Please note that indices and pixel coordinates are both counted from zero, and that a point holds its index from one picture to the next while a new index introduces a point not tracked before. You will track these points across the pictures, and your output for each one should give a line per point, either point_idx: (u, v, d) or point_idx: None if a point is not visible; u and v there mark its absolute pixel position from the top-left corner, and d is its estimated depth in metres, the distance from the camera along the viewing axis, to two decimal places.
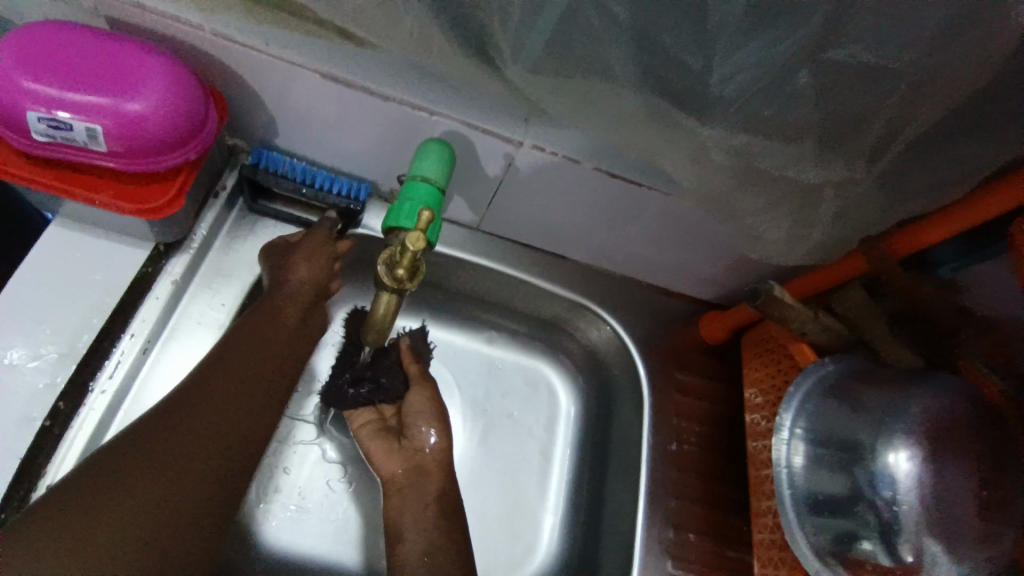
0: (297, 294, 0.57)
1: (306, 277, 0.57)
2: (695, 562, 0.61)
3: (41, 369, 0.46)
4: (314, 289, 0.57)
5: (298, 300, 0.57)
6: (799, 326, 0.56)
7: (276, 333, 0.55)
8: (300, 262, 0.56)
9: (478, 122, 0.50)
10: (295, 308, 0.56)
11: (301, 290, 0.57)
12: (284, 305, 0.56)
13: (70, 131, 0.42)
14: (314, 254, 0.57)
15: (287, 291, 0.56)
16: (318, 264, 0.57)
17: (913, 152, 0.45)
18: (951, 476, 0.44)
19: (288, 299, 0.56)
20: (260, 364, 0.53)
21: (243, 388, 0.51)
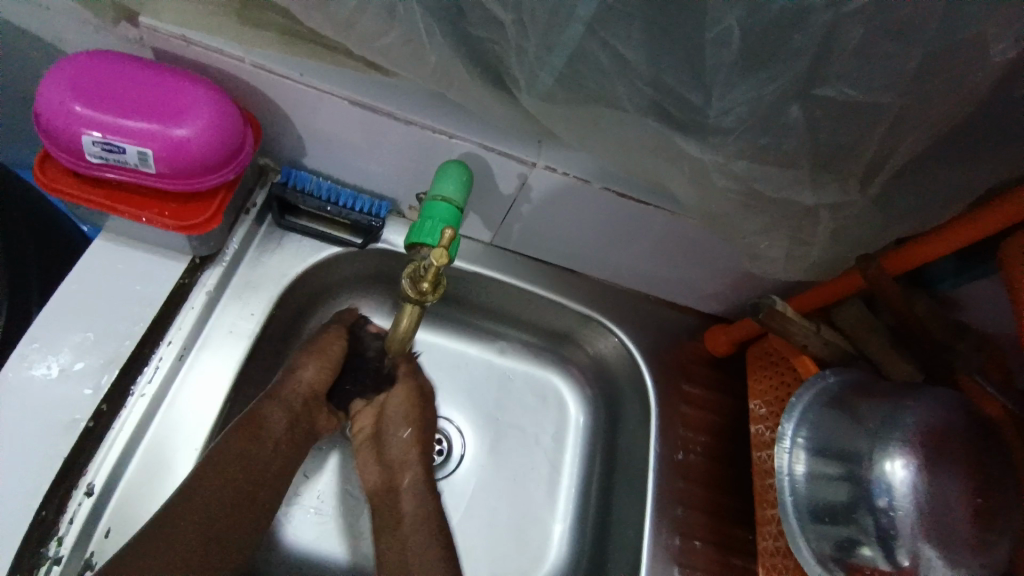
0: (285, 410, 0.57)
1: (305, 383, 0.58)
2: (701, 570, 0.62)
3: (86, 373, 0.49)
4: (309, 395, 0.58)
5: (285, 411, 0.56)
6: (801, 339, 0.58)
7: (261, 446, 0.54)
8: (307, 361, 0.59)
9: (495, 144, 0.54)
10: (282, 425, 0.56)
11: (291, 404, 0.57)
12: (270, 420, 0.55)
13: (123, 154, 0.46)
14: (325, 355, 0.60)
15: (276, 412, 0.56)
16: (326, 362, 0.59)
17: (905, 174, 0.47)
18: (946, 483, 0.46)
19: (276, 413, 0.56)
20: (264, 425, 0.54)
21: (242, 477, 0.52)
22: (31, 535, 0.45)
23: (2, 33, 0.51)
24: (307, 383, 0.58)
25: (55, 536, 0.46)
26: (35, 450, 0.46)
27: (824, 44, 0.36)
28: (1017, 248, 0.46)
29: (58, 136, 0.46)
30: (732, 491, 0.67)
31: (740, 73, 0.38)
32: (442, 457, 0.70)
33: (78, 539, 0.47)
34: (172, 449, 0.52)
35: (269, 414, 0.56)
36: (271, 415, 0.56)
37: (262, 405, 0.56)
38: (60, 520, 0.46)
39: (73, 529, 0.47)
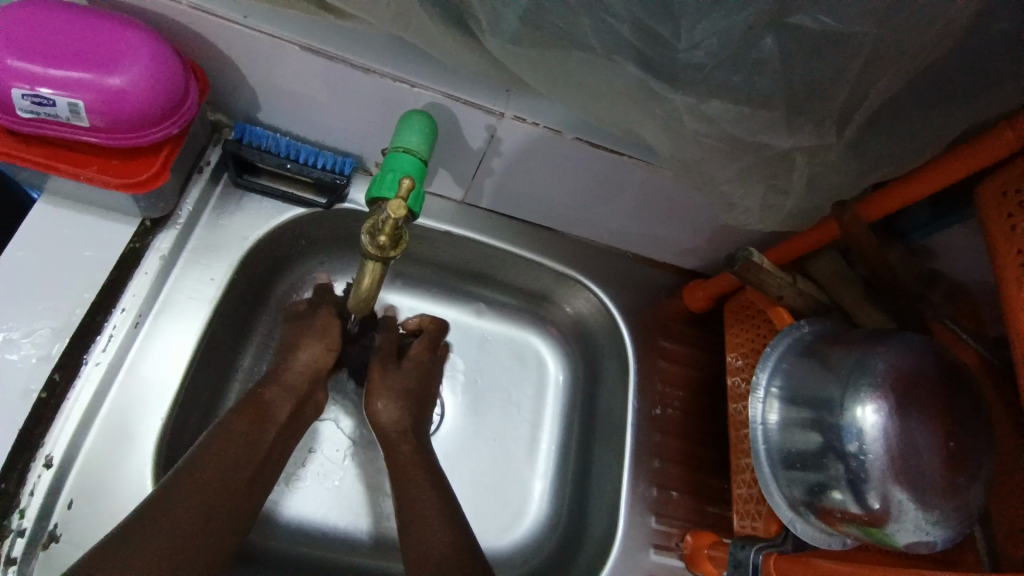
0: (292, 394, 0.56)
1: (307, 363, 0.57)
2: (677, 519, 0.64)
3: (36, 346, 0.47)
4: (314, 375, 0.57)
5: (288, 395, 0.56)
6: (776, 291, 0.57)
7: (266, 430, 0.53)
8: (308, 343, 0.58)
9: (460, 94, 0.51)
10: (286, 405, 0.55)
11: (295, 385, 0.56)
12: (275, 404, 0.54)
13: (53, 106, 0.42)
14: (325, 334, 0.59)
15: (281, 394, 0.55)
16: (329, 342, 0.59)
17: (881, 117, 0.46)
18: (916, 428, 0.46)
19: (278, 395, 0.55)
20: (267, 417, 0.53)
21: (245, 457, 0.50)
22: None
23: None
24: (319, 364, 0.58)
25: (18, 508, 0.45)
26: None
27: None
28: (992, 188, 0.46)
29: None
30: (708, 443, 0.68)
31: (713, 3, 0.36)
32: None
33: (41, 511, 0.46)
34: (136, 417, 0.51)
35: (271, 394, 0.55)
36: (276, 397, 0.55)
37: (264, 388, 0.55)
38: (22, 492, 0.45)
39: (35, 500, 0.45)
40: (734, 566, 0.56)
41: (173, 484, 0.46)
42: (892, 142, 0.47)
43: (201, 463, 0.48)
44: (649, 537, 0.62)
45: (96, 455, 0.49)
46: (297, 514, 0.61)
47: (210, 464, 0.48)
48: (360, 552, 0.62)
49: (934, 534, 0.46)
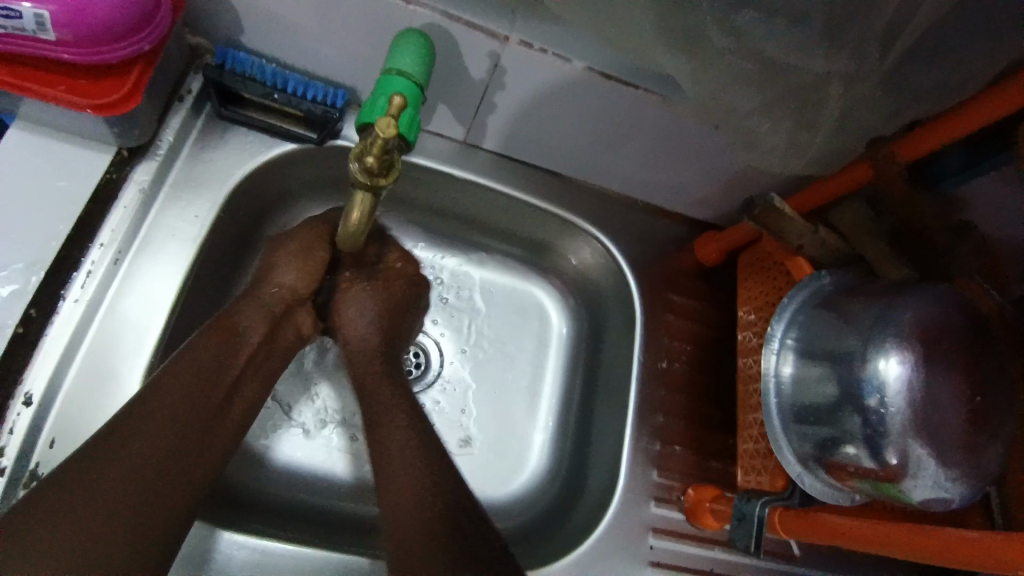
0: (266, 314, 0.51)
1: (280, 286, 0.52)
2: (679, 473, 0.62)
3: (6, 281, 0.44)
4: (289, 298, 0.53)
5: (263, 313, 0.51)
6: (795, 239, 0.54)
7: (239, 351, 0.49)
8: (290, 261, 0.53)
9: (460, 14, 0.46)
10: (260, 329, 0.51)
11: (267, 306, 0.52)
12: (245, 322, 0.50)
13: (17, 17, 0.38)
14: (306, 256, 0.53)
15: (253, 313, 0.51)
16: (308, 265, 0.53)
17: (930, 40, 0.41)
18: (941, 381, 0.43)
19: (252, 313, 0.51)
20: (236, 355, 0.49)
21: (212, 397, 0.46)
22: None
23: None
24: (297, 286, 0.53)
25: None
26: None
27: None
28: None
29: None
30: (713, 399, 0.66)
31: None
32: (420, 370, 0.68)
33: (21, 450, 0.44)
34: (118, 358, 0.48)
35: (221, 340, 0.48)
36: (246, 318, 0.50)
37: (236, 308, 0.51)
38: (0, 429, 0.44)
39: (15, 438, 0.44)
40: (736, 518, 0.54)
41: (127, 421, 0.43)
42: (938, 69, 0.43)
43: (156, 403, 0.44)
44: (649, 491, 0.61)
45: (77, 396, 0.47)
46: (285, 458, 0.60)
47: (165, 416, 0.44)
48: (356, 497, 0.61)
49: (951, 491, 0.44)
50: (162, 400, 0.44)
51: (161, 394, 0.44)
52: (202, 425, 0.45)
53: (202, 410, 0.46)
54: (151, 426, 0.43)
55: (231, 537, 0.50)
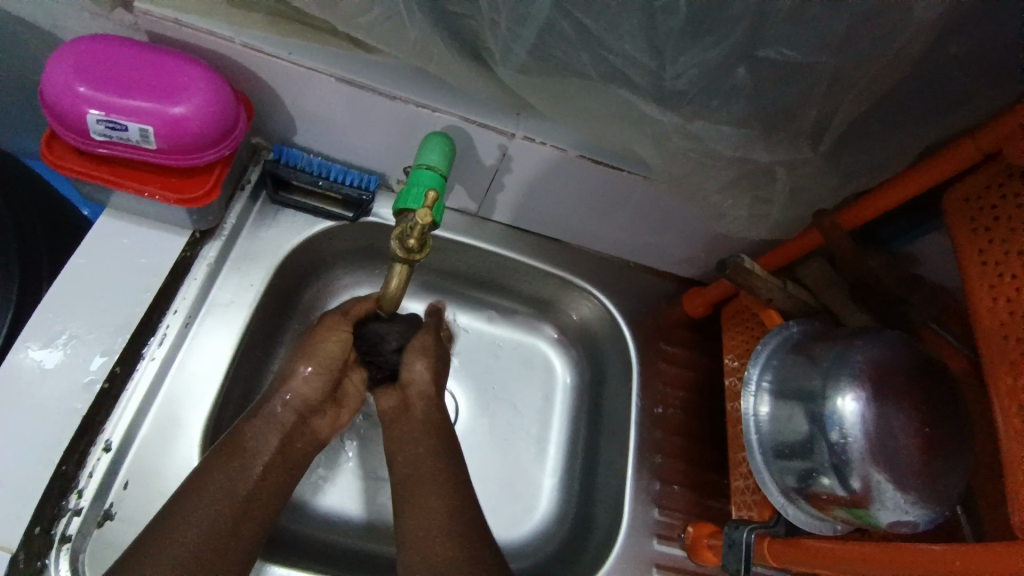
0: (275, 429, 0.54)
1: (290, 399, 0.56)
2: (680, 510, 0.67)
3: (98, 342, 0.52)
4: (301, 408, 0.56)
5: (273, 432, 0.54)
6: (766, 293, 0.62)
7: (261, 450, 0.53)
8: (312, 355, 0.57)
9: (475, 117, 0.56)
10: (274, 444, 0.54)
11: (282, 423, 0.55)
12: (259, 438, 0.53)
13: (125, 131, 0.48)
14: (317, 354, 0.57)
15: (261, 427, 0.54)
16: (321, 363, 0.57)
17: (854, 133, 0.51)
18: (892, 415, 0.49)
19: (262, 432, 0.54)
20: (266, 442, 0.54)
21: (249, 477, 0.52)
22: (52, 488, 0.48)
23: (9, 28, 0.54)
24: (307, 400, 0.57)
25: (76, 488, 0.49)
26: (51, 413, 0.49)
27: (759, 9, 0.39)
28: (955, 197, 0.49)
29: (63, 114, 0.48)
30: (708, 440, 0.72)
31: (690, 35, 0.42)
32: None
33: (97, 491, 0.50)
34: (183, 409, 0.56)
35: (253, 432, 0.53)
36: (256, 436, 0.53)
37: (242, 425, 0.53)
38: (81, 473, 0.50)
39: (93, 481, 0.50)
40: (729, 544, 0.58)
41: (184, 501, 0.49)
42: (864, 155, 0.52)
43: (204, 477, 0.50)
44: (652, 527, 0.66)
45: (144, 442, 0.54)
46: (327, 493, 0.66)
47: (205, 494, 0.49)
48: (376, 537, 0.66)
49: (914, 513, 0.49)
50: (206, 482, 0.50)
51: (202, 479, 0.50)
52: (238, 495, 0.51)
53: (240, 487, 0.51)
54: (205, 498, 0.49)
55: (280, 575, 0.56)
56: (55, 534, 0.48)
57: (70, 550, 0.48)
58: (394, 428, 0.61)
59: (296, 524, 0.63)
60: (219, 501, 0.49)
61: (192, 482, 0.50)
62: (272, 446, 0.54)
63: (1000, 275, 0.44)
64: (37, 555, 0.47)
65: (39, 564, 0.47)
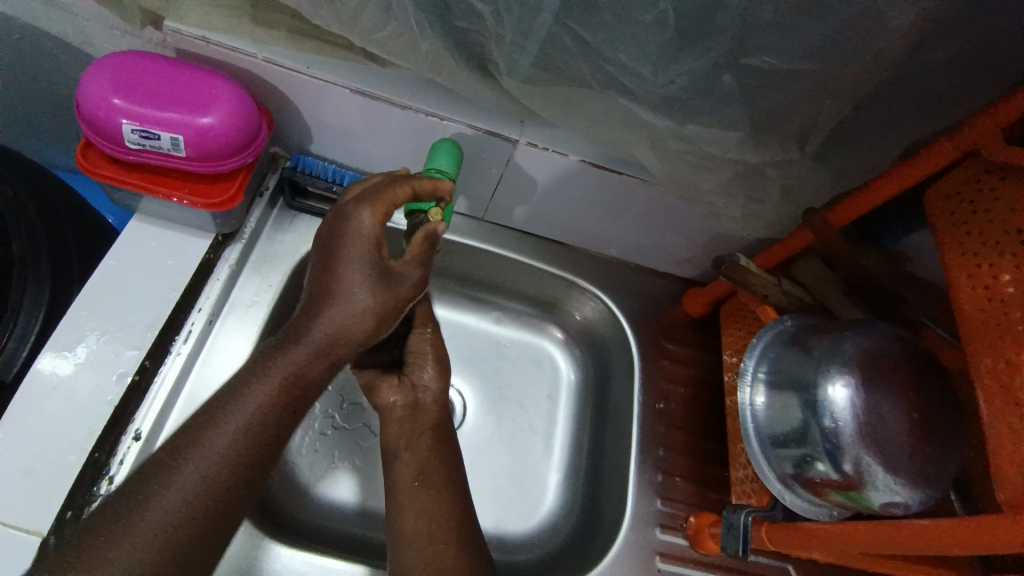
0: (325, 356, 0.49)
1: (348, 326, 0.49)
2: (682, 502, 0.70)
3: (129, 338, 0.55)
4: (350, 337, 0.50)
5: (324, 358, 0.49)
6: (761, 289, 0.65)
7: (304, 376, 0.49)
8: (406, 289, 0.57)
9: (482, 125, 0.60)
10: (323, 375, 0.50)
11: (332, 348, 0.50)
12: (312, 365, 0.49)
13: (157, 140, 0.52)
14: (392, 289, 0.50)
15: (318, 358, 0.49)
16: (390, 300, 0.50)
17: (839, 136, 0.54)
18: (881, 401, 0.52)
19: (313, 357, 0.49)
20: (317, 367, 0.49)
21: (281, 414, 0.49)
22: (85, 476, 0.50)
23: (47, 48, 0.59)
24: (359, 329, 0.49)
25: (107, 475, 0.52)
26: (83, 404, 0.52)
27: (744, 20, 0.43)
28: (940, 192, 0.50)
29: (99, 125, 0.51)
30: (709, 434, 0.75)
31: (681, 45, 0.45)
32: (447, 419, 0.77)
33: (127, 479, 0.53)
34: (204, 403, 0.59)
35: (309, 360, 0.49)
36: (312, 365, 0.49)
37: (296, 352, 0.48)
38: (112, 461, 0.52)
39: (123, 469, 0.52)
40: (727, 528, 0.61)
41: (207, 428, 0.46)
42: (848, 156, 0.55)
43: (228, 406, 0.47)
44: (655, 518, 0.68)
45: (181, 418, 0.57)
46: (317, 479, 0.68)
47: (231, 427, 0.47)
48: (372, 525, 0.68)
49: (904, 494, 0.51)
50: (235, 413, 0.47)
51: (232, 408, 0.47)
52: (266, 432, 0.48)
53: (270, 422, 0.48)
54: (229, 430, 0.47)
55: (279, 550, 0.59)
56: None
57: None
58: (398, 428, 0.59)
59: (291, 508, 0.66)
60: (243, 438, 0.47)
61: (223, 407, 0.47)
62: (316, 374, 0.50)
63: (970, 269, 0.47)
64: None
65: None
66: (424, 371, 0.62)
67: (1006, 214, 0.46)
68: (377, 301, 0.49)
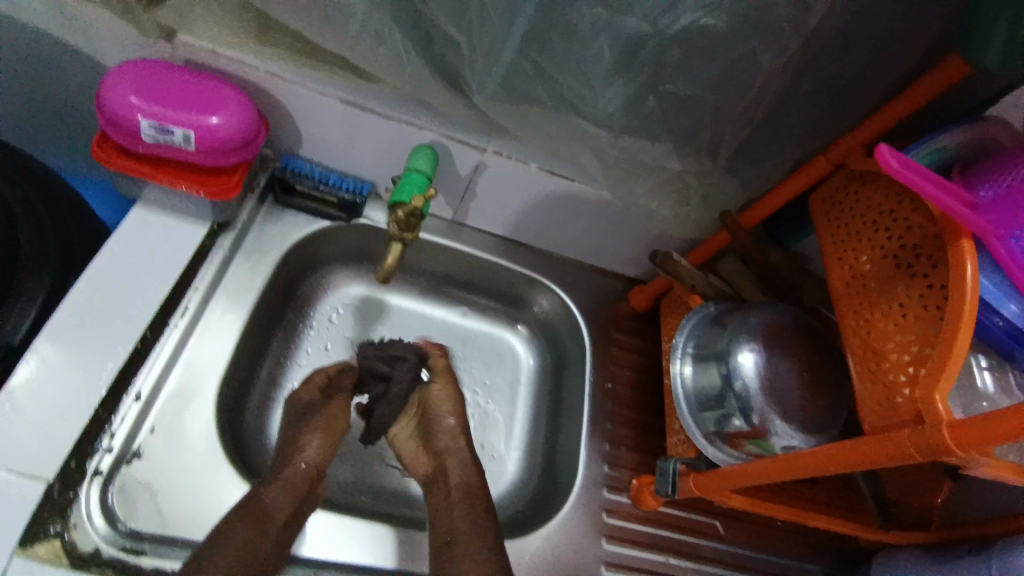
0: (291, 492, 0.58)
1: (315, 456, 0.62)
2: (625, 465, 0.80)
3: (132, 312, 0.61)
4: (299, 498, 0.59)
5: (287, 484, 0.59)
6: (689, 279, 0.76)
7: (270, 528, 0.55)
8: (315, 436, 0.63)
9: (456, 135, 0.69)
10: (288, 506, 0.57)
11: (297, 483, 0.59)
12: (294, 464, 0.61)
13: (171, 135, 0.59)
14: (330, 427, 0.64)
15: (282, 491, 0.58)
16: (330, 435, 0.64)
17: (743, 150, 0.67)
18: (777, 362, 0.64)
19: (276, 487, 0.58)
20: (293, 482, 0.59)
21: (277, 518, 0.56)
22: (91, 430, 0.56)
23: (52, 65, 0.63)
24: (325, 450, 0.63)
25: (109, 431, 0.58)
26: (90, 367, 0.57)
27: (661, 57, 0.55)
28: (820, 199, 0.62)
29: (118, 120, 0.58)
30: (650, 409, 0.85)
31: (615, 72, 0.57)
32: None
33: (126, 435, 0.59)
34: (200, 375, 0.65)
35: (271, 493, 0.57)
36: (274, 499, 0.57)
37: (262, 488, 0.58)
38: (114, 417, 0.58)
39: (123, 425, 0.59)
40: (660, 474, 0.72)
41: None
42: (749, 167, 0.69)
43: None
44: (603, 480, 0.77)
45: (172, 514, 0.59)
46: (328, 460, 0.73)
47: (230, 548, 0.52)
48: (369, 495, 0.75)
49: (800, 440, 0.62)
50: (227, 541, 0.53)
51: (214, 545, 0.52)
52: (280, 518, 0.57)
53: (280, 515, 0.57)
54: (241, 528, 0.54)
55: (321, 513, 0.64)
56: (87, 469, 0.56)
57: (100, 482, 0.56)
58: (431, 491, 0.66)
59: None
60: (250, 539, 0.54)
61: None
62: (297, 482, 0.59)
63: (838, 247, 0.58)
64: (71, 488, 0.54)
65: (70, 496, 0.54)
66: (441, 421, 0.68)
67: (866, 209, 0.56)
68: (320, 445, 0.62)
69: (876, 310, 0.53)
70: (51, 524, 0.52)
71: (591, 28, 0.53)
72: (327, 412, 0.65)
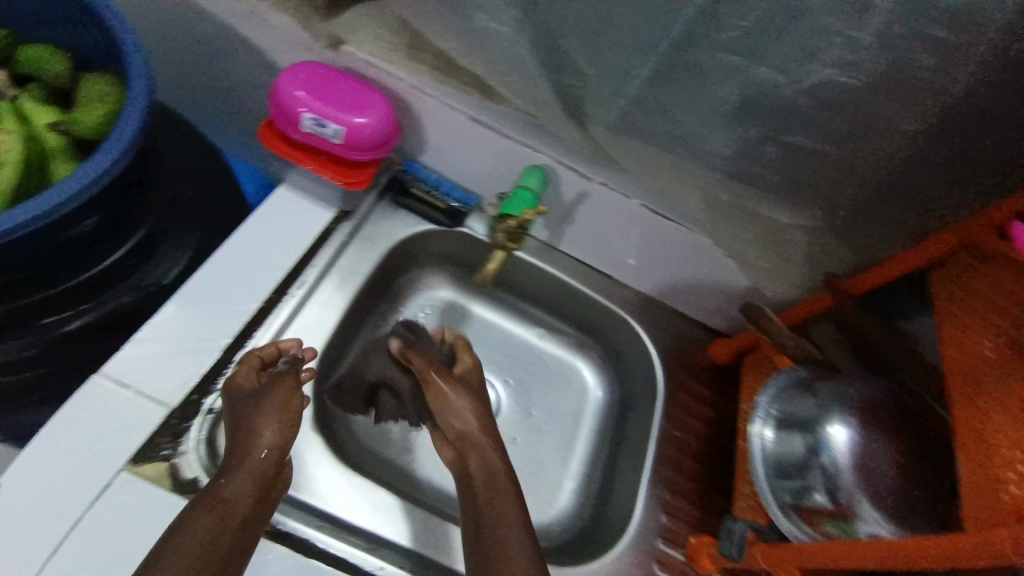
0: (249, 480, 0.55)
1: (270, 446, 0.58)
2: (683, 519, 0.76)
3: (263, 274, 0.70)
4: (259, 487, 0.56)
5: (248, 474, 0.55)
6: (782, 339, 0.72)
7: (233, 515, 0.53)
8: (271, 424, 0.59)
9: (568, 161, 0.72)
10: (250, 495, 0.55)
11: (260, 471, 0.56)
12: (252, 455, 0.57)
13: (325, 128, 0.68)
14: (286, 411, 0.61)
15: (241, 481, 0.55)
16: (285, 421, 0.60)
17: (858, 214, 0.65)
18: (874, 442, 0.60)
19: (236, 476, 0.55)
20: (253, 473, 0.56)
21: (240, 509, 0.54)
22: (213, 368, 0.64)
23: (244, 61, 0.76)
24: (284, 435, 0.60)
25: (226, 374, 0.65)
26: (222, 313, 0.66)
27: (786, 106, 0.57)
28: (943, 277, 0.58)
29: (285, 110, 0.67)
30: (717, 468, 0.82)
31: (737, 116, 0.59)
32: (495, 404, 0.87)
33: None
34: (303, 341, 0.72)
35: (231, 483, 0.55)
36: (234, 490, 0.54)
37: (223, 477, 0.55)
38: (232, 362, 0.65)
39: None
40: (726, 533, 0.68)
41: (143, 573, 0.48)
42: (863, 232, 0.67)
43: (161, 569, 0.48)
44: (657, 529, 0.75)
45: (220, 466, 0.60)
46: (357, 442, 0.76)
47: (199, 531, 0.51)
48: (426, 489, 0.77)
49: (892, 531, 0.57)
50: (193, 524, 0.51)
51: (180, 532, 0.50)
52: (243, 510, 0.54)
53: (246, 501, 0.54)
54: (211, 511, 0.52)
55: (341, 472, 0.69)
56: (204, 405, 0.63)
57: (211, 419, 0.62)
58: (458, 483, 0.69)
59: (362, 459, 0.75)
60: (216, 525, 0.52)
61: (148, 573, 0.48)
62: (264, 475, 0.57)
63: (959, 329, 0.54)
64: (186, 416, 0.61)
65: (185, 424, 0.61)
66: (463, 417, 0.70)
67: (1002, 295, 0.52)
68: (275, 434, 0.59)
69: (992, 398, 0.49)
70: (162, 446, 0.59)
71: (720, 72, 0.56)
72: (279, 395, 0.61)
